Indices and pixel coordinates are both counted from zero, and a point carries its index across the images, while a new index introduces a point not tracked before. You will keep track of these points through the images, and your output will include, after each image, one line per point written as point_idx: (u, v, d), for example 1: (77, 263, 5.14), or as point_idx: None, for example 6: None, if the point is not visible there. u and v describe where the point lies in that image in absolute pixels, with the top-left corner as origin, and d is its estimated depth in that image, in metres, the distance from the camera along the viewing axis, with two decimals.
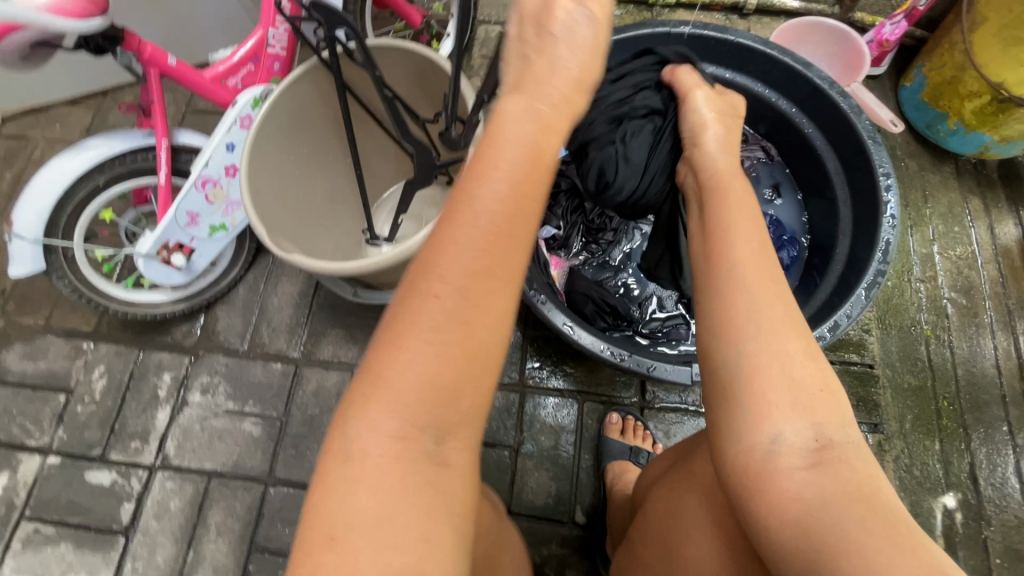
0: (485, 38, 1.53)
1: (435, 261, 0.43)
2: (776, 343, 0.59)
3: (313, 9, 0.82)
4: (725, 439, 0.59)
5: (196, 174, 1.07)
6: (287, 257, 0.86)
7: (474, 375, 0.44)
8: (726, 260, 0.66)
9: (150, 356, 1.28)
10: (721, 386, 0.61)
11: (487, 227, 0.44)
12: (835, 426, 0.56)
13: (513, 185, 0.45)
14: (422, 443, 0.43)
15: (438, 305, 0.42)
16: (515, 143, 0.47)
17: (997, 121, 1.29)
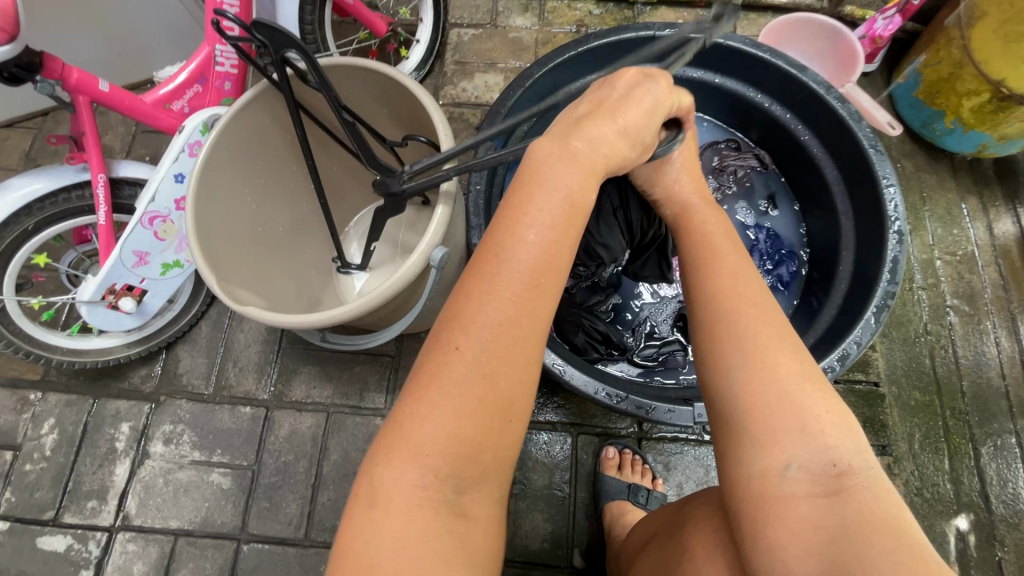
0: (458, 42, 1.43)
1: (467, 325, 0.48)
2: (774, 372, 0.59)
3: (256, 29, 0.72)
4: (735, 474, 0.60)
5: (140, 211, 0.96)
6: (240, 309, 0.77)
7: (497, 433, 0.48)
8: (709, 289, 0.67)
9: (105, 405, 1.17)
10: (722, 421, 0.62)
11: (519, 276, 0.49)
12: (849, 451, 0.57)
13: (540, 239, 0.50)
14: (445, 493, 0.47)
15: (467, 366, 0.47)
16: (547, 200, 0.51)
17: (996, 119, 1.23)
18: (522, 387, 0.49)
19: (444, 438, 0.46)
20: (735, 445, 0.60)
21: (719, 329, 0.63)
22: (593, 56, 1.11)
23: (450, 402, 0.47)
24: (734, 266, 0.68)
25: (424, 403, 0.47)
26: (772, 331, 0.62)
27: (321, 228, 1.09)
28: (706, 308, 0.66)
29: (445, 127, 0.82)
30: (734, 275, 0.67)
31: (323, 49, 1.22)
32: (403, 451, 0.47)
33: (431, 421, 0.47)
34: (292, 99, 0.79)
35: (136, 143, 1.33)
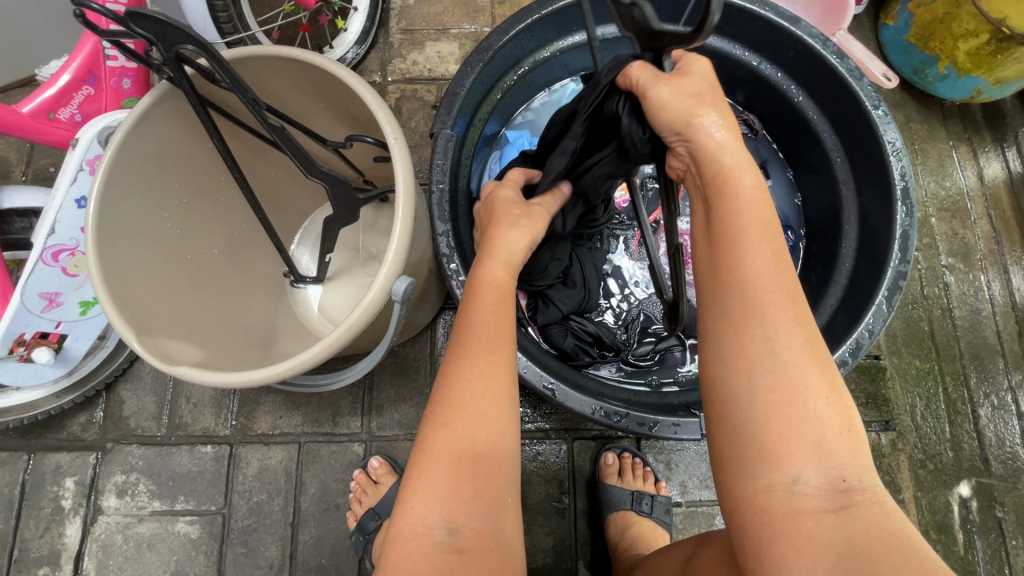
0: (402, 5, 1.24)
1: (451, 389, 0.55)
2: (796, 379, 0.50)
3: (133, 22, 0.56)
4: (737, 483, 0.51)
5: (40, 246, 0.80)
6: (169, 367, 0.66)
7: (489, 478, 0.53)
8: (736, 277, 0.54)
9: (43, 460, 1.04)
10: (728, 421, 0.52)
11: (487, 351, 0.57)
12: (859, 466, 0.49)
13: (496, 317, 0.60)
14: (438, 538, 0.50)
15: (454, 423, 0.53)
16: (490, 291, 0.62)
17: (993, 63, 1.14)
18: (505, 437, 0.55)
19: (444, 490, 0.51)
20: (738, 452, 0.51)
21: (747, 331, 0.52)
22: (561, 17, 0.96)
23: (446, 467, 0.52)
24: (763, 249, 0.54)
25: (424, 461, 0.53)
26: (795, 334, 0.51)
27: (264, 241, 0.95)
28: (721, 305, 0.55)
29: (394, 127, 0.68)
30: (764, 263, 0.54)
31: (242, 28, 1.04)
32: (407, 503, 0.52)
33: (432, 475, 0.52)
34: (196, 100, 0.63)
35: (36, 154, 1.12)
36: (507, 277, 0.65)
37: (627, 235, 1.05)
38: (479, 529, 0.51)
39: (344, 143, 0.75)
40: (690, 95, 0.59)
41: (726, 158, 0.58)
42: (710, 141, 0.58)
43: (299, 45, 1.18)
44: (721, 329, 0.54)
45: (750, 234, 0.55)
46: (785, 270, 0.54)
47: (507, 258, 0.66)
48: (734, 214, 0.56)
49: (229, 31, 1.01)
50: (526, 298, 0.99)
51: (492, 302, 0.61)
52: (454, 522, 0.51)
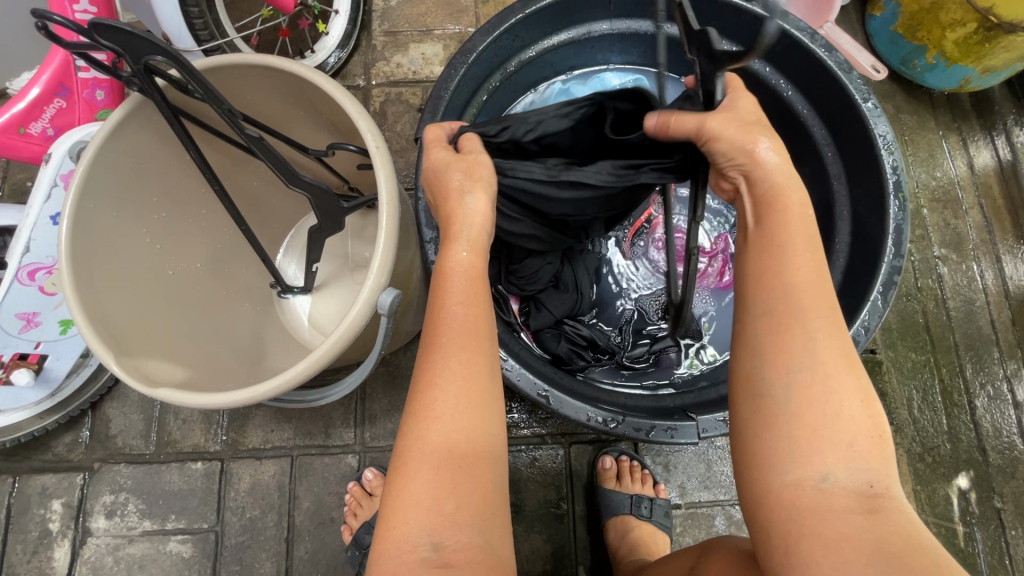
0: (384, 8, 1.22)
1: (426, 396, 0.53)
2: (831, 379, 0.49)
3: (98, 33, 0.53)
4: (762, 476, 0.50)
5: (14, 265, 0.80)
6: (150, 388, 0.64)
7: (472, 485, 0.51)
8: (777, 278, 0.53)
9: (29, 482, 1.02)
10: (758, 416, 0.51)
11: (458, 356, 0.54)
12: (887, 475, 0.48)
13: (464, 316, 0.56)
14: (422, 552, 0.48)
15: (432, 433, 0.51)
16: (458, 285, 0.58)
17: (981, 51, 1.13)
18: (486, 442, 0.53)
19: (424, 500, 0.50)
20: (768, 447, 0.50)
21: (789, 330, 0.51)
22: (545, 16, 0.94)
23: (426, 477, 0.50)
24: (803, 255, 0.54)
25: (404, 475, 0.51)
26: (831, 338, 0.50)
27: (249, 252, 0.93)
28: (764, 304, 0.53)
29: (374, 134, 0.66)
30: (801, 265, 0.53)
31: (219, 35, 1.01)
32: (390, 521, 0.50)
33: (414, 490, 0.50)
34: (169, 111, 0.61)
35: (11, 169, 1.09)
36: (474, 265, 0.60)
37: (619, 235, 1.04)
38: (467, 541, 0.49)
39: (325, 152, 0.72)
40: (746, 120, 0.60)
41: (775, 174, 0.58)
42: (759, 161, 0.58)
43: (280, 51, 1.16)
44: (760, 325, 0.53)
45: (795, 241, 0.54)
46: (820, 275, 0.53)
47: (474, 236, 0.60)
48: (778, 223, 0.55)
49: (205, 39, 0.98)
50: (517, 303, 0.97)
51: (457, 295, 0.57)
52: (438, 536, 0.49)
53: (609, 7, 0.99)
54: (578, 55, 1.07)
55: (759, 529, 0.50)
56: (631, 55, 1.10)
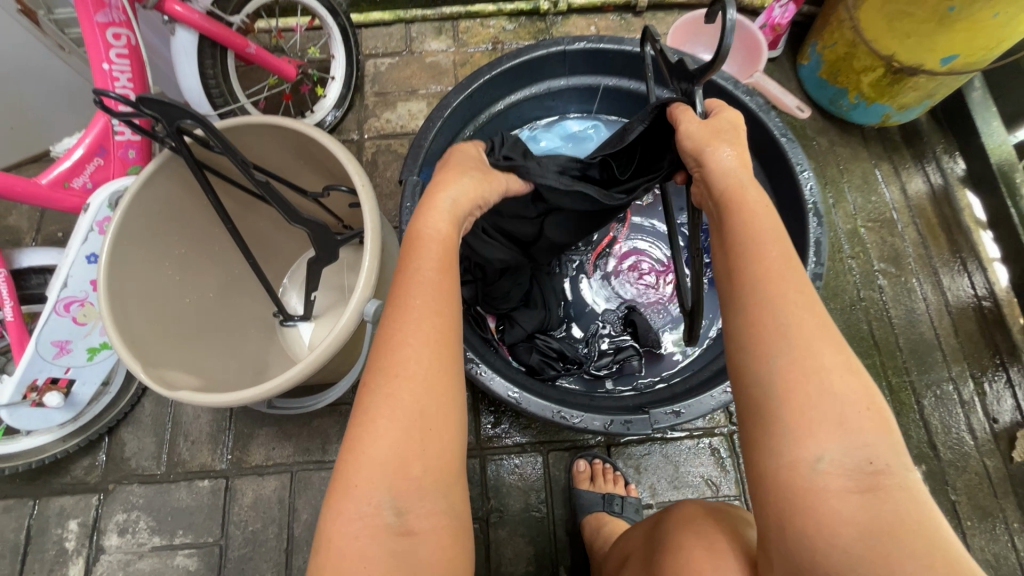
0: (375, 73, 1.41)
1: (394, 357, 0.55)
2: (811, 360, 0.51)
3: (141, 103, 0.68)
4: (762, 461, 0.52)
5: (54, 299, 0.91)
6: (170, 393, 0.74)
7: (434, 443, 0.54)
8: (748, 274, 0.56)
9: (48, 504, 1.10)
10: (754, 406, 0.53)
11: (427, 321, 0.57)
12: (886, 448, 0.50)
13: (436, 284, 0.60)
14: (384, 516, 0.51)
15: (398, 394, 0.53)
16: (430, 255, 0.62)
17: (893, 91, 1.30)
18: (448, 403, 0.55)
19: (388, 456, 0.52)
20: (767, 433, 0.52)
21: (765, 321, 0.54)
22: (509, 76, 1.11)
23: (391, 435, 0.52)
24: (767, 245, 0.57)
25: (370, 431, 0.53)
26: (815, 325, 0.53)
27: (255, 285, 1.06)
28: (741, 298, 0.56)
29: (361, 176, 0.80)
30: (776, 260, 0.56)
31: (233, 101, 1.18)
32: (352, 480, 0.52)
33: (379, 445, 0.52)
34: (194, 163, 0.75)
35: (45, 221, 1.24)
36: (447, 235, 0.65)
37: (583, 259, 1.17)
38: (430, 507, 0.53)
39: (321, 193, 0.86)
40: (711, 129, 0.68)
41: (736, 177, 0.64)
42: (717, 164, 0.65)
43: (284, 112, 1.34)
44: (740, 320, 0.55)
45: (759, 234, 0.58)
46: (795, 269, 0.56)
47: (454, 210, 0.66)
48: (743, 222, 0.59)
49: (221, 105, 1.15)
50: (494, 321, 1.09)
51: (430, 263, 0.61)
52: (400, 500, 0.51)
53: (564, 67, 1.16)
54: (542, 106, 1.24)
55: (772, 513, 0.52)
56: (588, 104, 1.26)
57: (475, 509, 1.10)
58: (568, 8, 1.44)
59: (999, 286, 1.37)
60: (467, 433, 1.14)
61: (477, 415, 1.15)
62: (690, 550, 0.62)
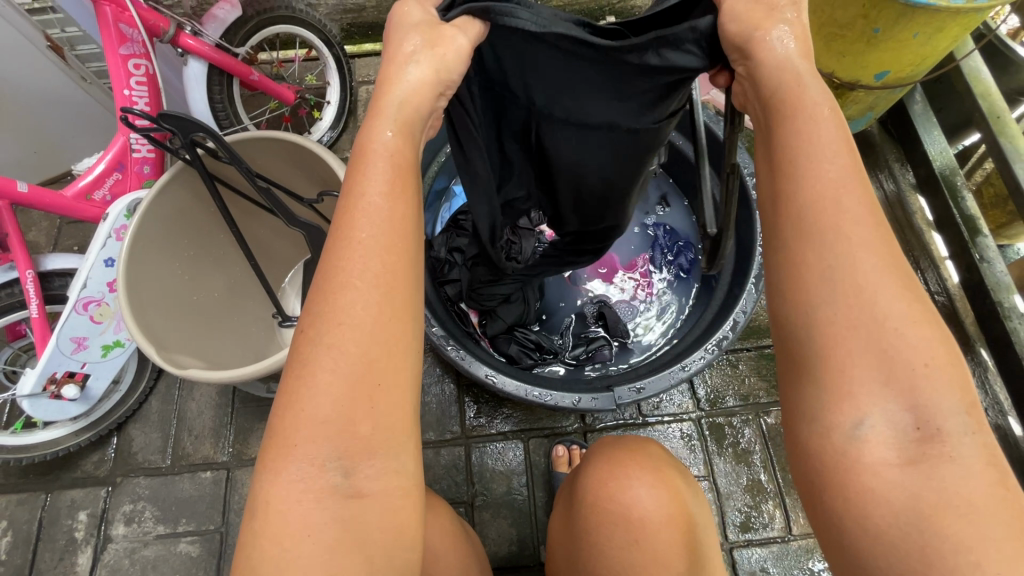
0: (368, 98, 1.55)
1: (337, 295, 0.44)
2: (863, 306, 0.42)
3: (162, 119, 0.80)
4: (796, 423, 0.45)
5: (74, 298, 0.99)
6: (183, 372, 0.83)
7: (385, 402, 0.44)
8: (798, 199, 0.45)
9: (59, 497, 1.17)
10: (789, 361, 0.46)
11: (374, 266, 0.45)
12: (951, 411, 0.41)
13: (387, 219, 0.46)
14: (331, 477, 0.43)
15: (344, 338, 0.43)
16: (376, 180, 0.47)
17: (838, 105, 1.44)
18: (407, 345, 0.46)
19: (325, 415, 0.43)
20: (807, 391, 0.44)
21: (808, 258, 0.44)
22: None
23: (329, 393, 0.43)
24: (831, 163, 0.45)
25: (304, 385, 0.43)
26: (876, 262, 0.42)
27: (257, 287, 1.16)
28: (785, 231, 0.46)
29: None
30: (835, 178, 0.44)
31: (237, 123, 1.30)
32: (289, 441, 0.43)
33: (315, 403, 0.43)
34: (206, 174, 0.86)
35: (62, 236, 1.34)
36: (403, 151, 0.49)
37: None
38: (383, 465, 0.44)
39: (316, 199, 0.97)
40: (762, 6, 0.51)
41: (795, 71, 0.48)
42: (772, 60, 0.49)
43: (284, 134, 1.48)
44: (778, 258, 0.46)
45: (819, 150, 0.45)
46: (859, 186, 0.44)
47: (404, 114, 0.49)
48: (801, 134, 0.46)
49: (227, 127, 1.27)
50: (476, 316, 1.19)
51: (380, 185, 0.46)
52: (352, 463, 0.43)
53: None
54: None
55: (806, 479, 0.46)
56: None
57: (461, 494, 1.17)
58: None
59: (951, 283, 1.47)
60: (454, 423, 1.23)
61: (462, 406, 1.24)
62: (599, 469, 0.74)
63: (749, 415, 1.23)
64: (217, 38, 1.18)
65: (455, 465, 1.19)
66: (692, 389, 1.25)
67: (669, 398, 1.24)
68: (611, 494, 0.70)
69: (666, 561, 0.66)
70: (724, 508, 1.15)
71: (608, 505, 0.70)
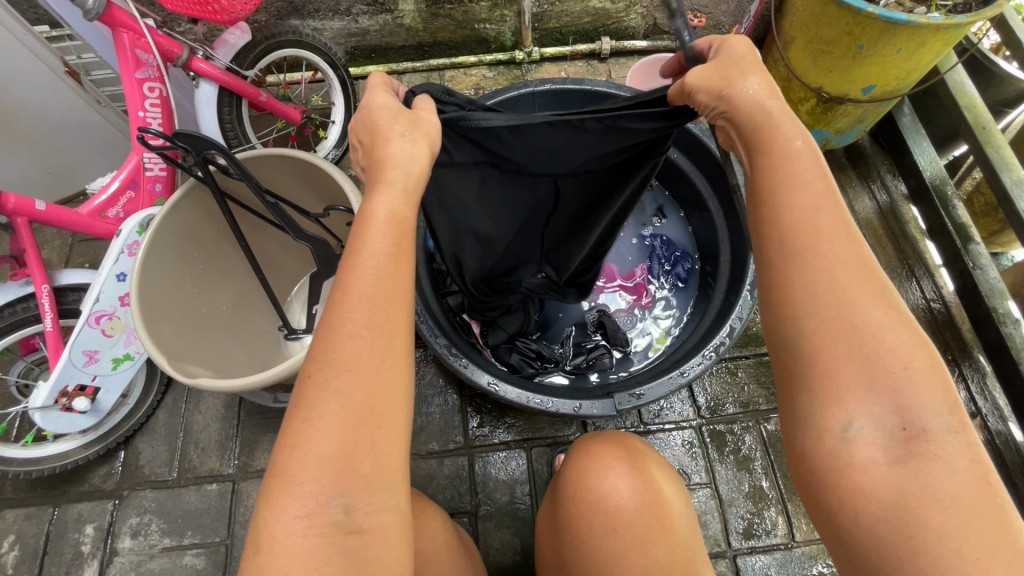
0: None
1: (336, 344, 0.51)
2: (842, 322, 0.48)
3: (176, 137, 0.83)
4: (792, 426, 0.52)
5: (86, 312, 1.01)
6: (191, 381, 0.85)
7: (376, 441, 0.50)
8: (777, 229, 0.54)
9: (66, 511, 1.18)
10: (783, 372, 0.53)
11: (370, 321, 0.52)
12: (928, 410, 0.46)
13: (384, 278, 0.54)
14: (332, 512, 0.47)
15: (347, 383, 0.50)
16: (374, 247, 0.55)
17: (828, 118, 1.48)
18: (400, 389, 0.53)
19: (325, 449, 0.48)
20: (805, 393, 0.50)
21: (790, 280, 0.52)
22: None
23: (328, 430, 0.48)
24: (811, 197, 0.53)
25: (308, 423, 0.49)
26: (852, 276, 0.49)
27: (264, 301, 1.18)
28: (767, 258, 0.54)
29: (356, 195, 0.95)
30: (809, 204, 0.53)
31: (246, 142, 1.35)
32: (295, 478, 0.48)
33: (316, 438, 0.48)
34: (218, 190, 0.89)
35: (74, 253, 1.38)
36: (397, 217, 0.58)
37: None
38: (377, 502, 0.49)
39: (322, 212, 1.00)
40: (727, 66, 0.61)
41: (766, 110, 0.58)
42: (745, 102, 0.59)
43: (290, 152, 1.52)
44: (767, 280, 0.54)
45: (795, 181, 0.54)
46: (833, 208, 0.52)
47: (407, 185, 0.59)
48: (780, 168, 0.55)
49: (235, 146, 1.32)
50: (479, 326, 1.21)
51: (379, 251, 0.55)
52: (350, 498, 0.48)
53: None
54: None
55: (804, 479, 0.52)
56: None
57: (464, 503, 1.18)
58: (540, 57, 1.64)
59: (947, 290, 1.49)
60: (456, 433, 1.24)
61: (464, 416, 1.25)
62: (578, 464, 0.76)
63: (750, 422, 1.24)
64: (228, 62, 1.23)
65: (458, 475, 1.20)
66: (692, 396, 1.26)
67: (669, 405, 1.25)
68: (590, 484, 0.72)
69: (644, 547, 0.67)
70: (727, 515, 1.16)
71: (584, 493, 0.72)
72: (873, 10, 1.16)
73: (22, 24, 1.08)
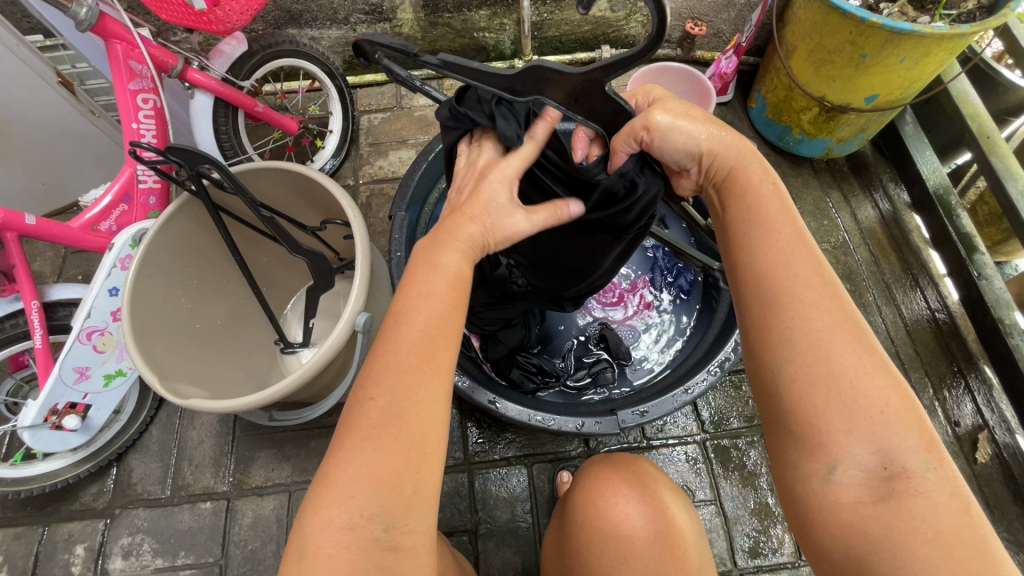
0: (369, 126, 1.57)
1: (378, 367, 0.50)
2: (818, 365, 0.51)
3: (169, 151, 0.81)
4: (784, 461, 0.54)
5: (77, 328, 0.98)
6: (183, 402, 0.83)
7: (408, 465, 0.48)
8: (751, 277, 0.57)
9: (56, 530, 1.15)
10: (767, 412, 0.55)
11: (419, 347, 0.51)
12: (906, 448, 0.49)
13: (438, 305, 0.54)
14: (370, 530, 0.46)
15: (383, 406, 0.48)
16: (426, 278, 0.55)
17: (830, 127, 1.46)
18: (440, 413, 0.51)
19: (359, 473, 0.47)
20: (798, 433, 0.52)
21: (771, 327, 0.54)
22: None
23: (364, 455, 0.47)
24: (788, 246, 0.56)
25: (345, 447, 0.48)
26: (827, 322, 0.52)
27: (258, 315, 1.16)
28: (748, 304, 0.57)
29: (354, 209, 0.92)
30: (786, 248, 0.56)
31: (242, 153, 1.33)
32: (325, 498, 0.47)
33: (353, 462, 0.47)
34: (211, 204, 0.87)
35: (66, 265, 1.36)
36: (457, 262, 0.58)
37: None
38: (411, 524, 0.48)
39: (319, 226, 0.99)
40: (685, 117, 0.64)
41: (736, 154, 0.63)
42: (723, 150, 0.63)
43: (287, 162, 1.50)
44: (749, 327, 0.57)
45: (768, 230, 0.57)
46: (807, 252, 0.56)
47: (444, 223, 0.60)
48: (754, 215, 0.59)
49: (231, 156, 1.30)
50: (478, 340, 1.17)
51: (437, 286, 0.55)
52: (389, 515, 0.47)
53: None
54: None
55: (800, 511, 0.53)
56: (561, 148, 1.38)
57: (464, 522, 1.15)
58: None
59: (951, 300, 1.47)
60: (456, 449, 1.21)
61: (464, 431, 1.23)
62: (585, 493, 0.74)
63: (754, 437, 1.22)
64: (224, 72, 1.21)
65: (457, 492, 1.17)
66: (695, 411, 1.24)
67: (672, 420, 1.23)
68: (600, 511, 0.70)
69: None
70: (732, 533, 1.13)
71: (594, 520, 0.70)
72: (877, 19, 1.15)
73: (15, 34, 1.07)
